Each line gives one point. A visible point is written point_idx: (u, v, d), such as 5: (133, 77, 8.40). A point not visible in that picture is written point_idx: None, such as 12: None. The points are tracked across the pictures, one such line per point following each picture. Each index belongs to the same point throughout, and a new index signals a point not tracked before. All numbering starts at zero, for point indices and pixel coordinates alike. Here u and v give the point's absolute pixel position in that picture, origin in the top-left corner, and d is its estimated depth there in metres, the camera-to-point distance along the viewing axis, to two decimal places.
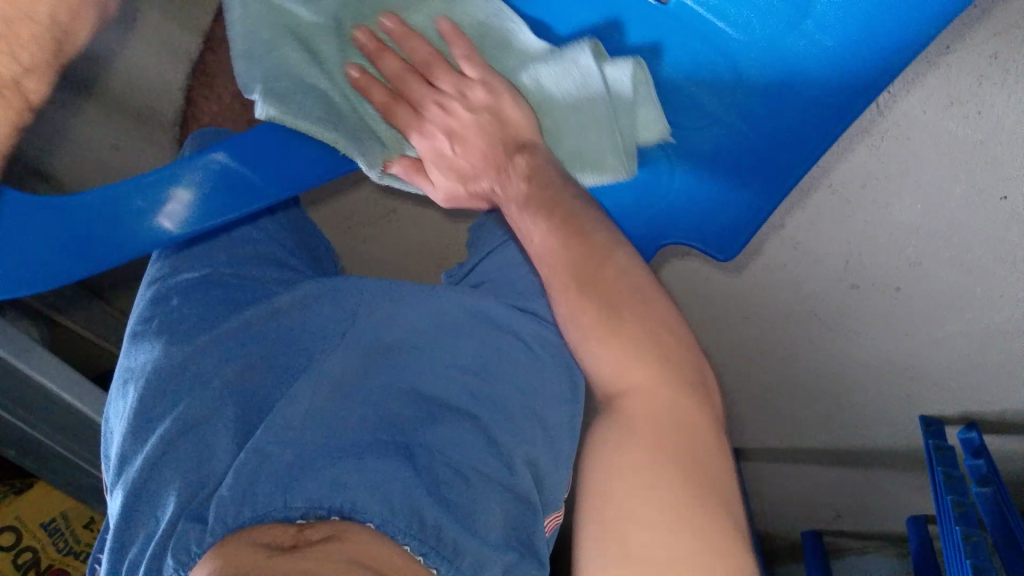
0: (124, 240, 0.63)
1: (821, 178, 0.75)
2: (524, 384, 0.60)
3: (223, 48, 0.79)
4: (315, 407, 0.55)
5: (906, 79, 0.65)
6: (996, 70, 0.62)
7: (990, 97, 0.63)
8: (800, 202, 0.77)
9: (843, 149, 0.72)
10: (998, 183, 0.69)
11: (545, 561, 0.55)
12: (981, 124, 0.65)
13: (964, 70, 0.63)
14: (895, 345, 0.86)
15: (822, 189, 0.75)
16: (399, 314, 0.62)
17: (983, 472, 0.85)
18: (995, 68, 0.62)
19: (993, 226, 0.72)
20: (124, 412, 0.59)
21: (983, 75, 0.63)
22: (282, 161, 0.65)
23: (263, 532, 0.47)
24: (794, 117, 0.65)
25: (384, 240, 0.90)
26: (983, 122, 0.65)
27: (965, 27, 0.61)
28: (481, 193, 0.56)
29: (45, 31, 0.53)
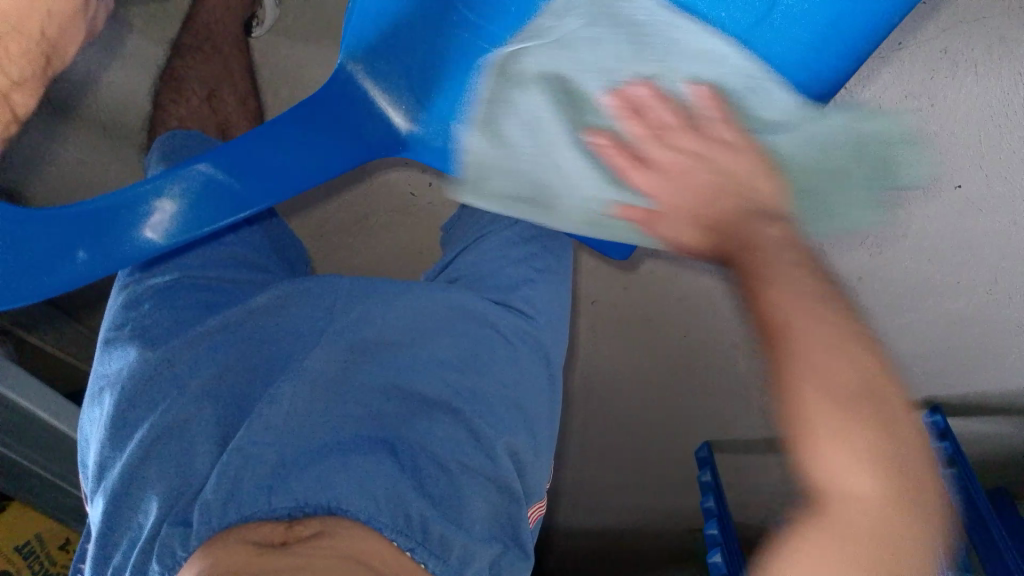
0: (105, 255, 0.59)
1: None
2: (504, 377, 0.61)
3: (191, 54, 0.81)
4: (297, 407, 0.55)
5: (864, 76, 0.67)
6: (947, 65, 0.64)
7: (944, 90, 0.65)
8: None
9: None
10: (952, 174, 0.71)
11: (530, 550, 0.57)
12: (937, 116, 0.67)
13: (916, 64, 0.65)
14: None
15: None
16: (376, 310, 0.62)
17: (948, 453, 0.86)
18: (946, 62, 0.64)
19: (949, 215, 0.74)
20: (101, 420, 0.59)
21: (934, 68, 0.65)
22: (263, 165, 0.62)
23: (254, 530, 0.47)
24: None
25: (361, 247, 0.91)
26: (939, 114, 0.67)
27: (918, 23, 0.63)
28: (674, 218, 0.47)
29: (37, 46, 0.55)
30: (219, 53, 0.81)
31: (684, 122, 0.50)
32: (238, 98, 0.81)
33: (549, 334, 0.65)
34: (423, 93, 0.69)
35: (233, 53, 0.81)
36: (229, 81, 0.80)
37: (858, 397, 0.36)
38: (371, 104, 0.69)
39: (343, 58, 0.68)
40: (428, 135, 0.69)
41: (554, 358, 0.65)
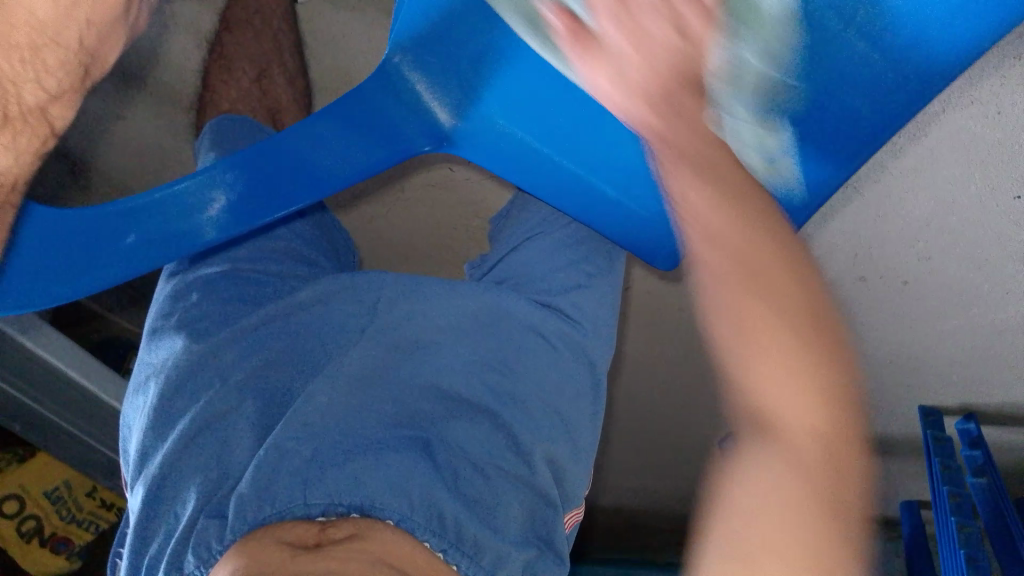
0: (163, 244, 0.60)
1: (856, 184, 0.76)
2: (546, 384, 0.59)
3: (241, 29, 0.78)
4: (335, 403, 0.54)
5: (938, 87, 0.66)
6: (1018, 71, 0.61)
7: (1011, 96, 0.62)
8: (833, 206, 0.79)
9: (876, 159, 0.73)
10: (1011, 183, 0.67)
11: (565, 558, 0.55)
12: (1000, 123, 0.64)
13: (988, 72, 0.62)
14: (898, 334, 0.87)
15: (855, 197, 0.77)
16: (420, 310, 0.61)
17: (979, 462, 0.85)
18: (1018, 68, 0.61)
19: (1006, 226, 0.71)
20: (144, 407, 0.58)
21: (1004, 74, 0.62)
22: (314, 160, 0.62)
23: (288, 530, 0.46)
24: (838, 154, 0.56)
25: (396, 219, 0.88)
26: (1002, 121, 0.64)
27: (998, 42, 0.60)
28: (621, 76, 0.45)
29: (74, 56, 0.56)
30: (269, 29, 0.78)
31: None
32: (287, 77, 0.78)
33: (596, 339, 0.62)
34: (469, 89, 0.65)
35: (283, 30, 0.78)
36: (278, 58, 0.78)
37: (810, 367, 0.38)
38: (418, 99, 0.66)
39: (390, 49, 0.65)
40: (474, 129, 0.65)
41: (601, 369, 0.62)
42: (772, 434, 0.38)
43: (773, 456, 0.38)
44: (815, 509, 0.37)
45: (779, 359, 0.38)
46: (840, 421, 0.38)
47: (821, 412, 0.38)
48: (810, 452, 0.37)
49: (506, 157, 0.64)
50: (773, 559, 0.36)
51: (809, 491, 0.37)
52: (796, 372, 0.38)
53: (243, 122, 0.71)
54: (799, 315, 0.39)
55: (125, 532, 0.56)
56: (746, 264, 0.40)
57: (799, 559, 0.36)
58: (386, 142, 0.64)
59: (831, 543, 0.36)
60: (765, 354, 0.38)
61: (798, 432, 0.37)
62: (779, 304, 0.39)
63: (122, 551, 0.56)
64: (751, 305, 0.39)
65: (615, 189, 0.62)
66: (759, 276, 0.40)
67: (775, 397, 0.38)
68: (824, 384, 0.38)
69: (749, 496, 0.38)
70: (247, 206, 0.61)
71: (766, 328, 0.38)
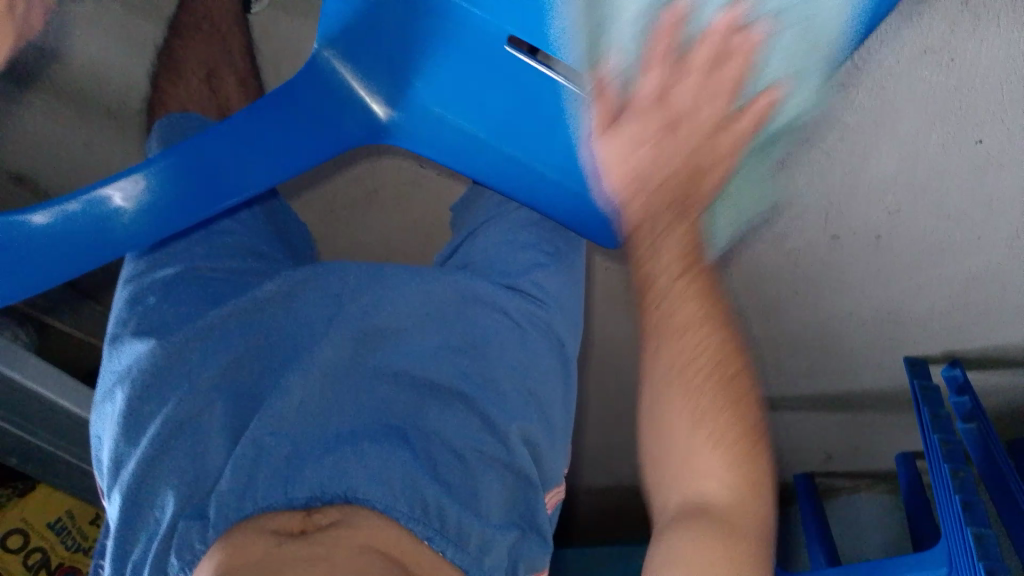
0: (120, 229, 0.63)
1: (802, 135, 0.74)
2: (515, 362, 0.60)
3: (190, 33, 0.80)
4: (308, 397, 0.55)
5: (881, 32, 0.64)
6: (968, 18, 0.61)
7: (963, 43, 0.62)
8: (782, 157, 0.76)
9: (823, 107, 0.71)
10: (973, 128, 0.68)
11: (550, 536, 0.56)
12: (956, 69, 0.64)
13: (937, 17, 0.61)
14: (878, 290, 0.87)
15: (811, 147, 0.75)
16: (386, 298, 0.61)
17: (968, 409, 0.87)
18: (967, 15, 0.60)
19: (971, 170, 0.72)
20: (112, 413, 0.57)
21: (953, 22, 0.61)
22: (255, 149, 0.65)
23: (272, 519, 0.48)
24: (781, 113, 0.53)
25: (370, 219, 0.90)
26: (958, 68, 0.64)
27: None
28: None
29: None
30: (218, 32, 0.80)
31: (712, 62, 0.49)
32: (238, 78, 0.80)
33: (565, 319, 0.63)
34: (402, 79, 0.68)
35: (232, 34, 0.79)
36: (228, 59, 0.80)
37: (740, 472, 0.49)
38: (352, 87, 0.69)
39: (319, 43, 0.67)
40: (408, 119, 0.69)
41: (569, 347, 0.63)
42: (717, 518, 0.48)
43: (718, 536, 0.47)
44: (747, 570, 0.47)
45: (707, 445, 0.50)
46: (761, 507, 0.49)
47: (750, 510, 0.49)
48: (746, 529, 0.48)
49: (440, 141, 0.68)
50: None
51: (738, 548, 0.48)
52: (729, 458, 0.50)
53: (192, 121, 0.72)
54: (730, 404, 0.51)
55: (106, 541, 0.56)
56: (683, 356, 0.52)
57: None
58: (325, 132, 0.68)
59: None
60: (703, 437, 0.50)
61: (736, 518, 0.49)
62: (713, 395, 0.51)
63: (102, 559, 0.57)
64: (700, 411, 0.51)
65: (549, 169, 0.65)
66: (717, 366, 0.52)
67: (719, 490, 0.49)
68: (751, 475, 0.50)
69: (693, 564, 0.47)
70: (200, 194, 0.64)
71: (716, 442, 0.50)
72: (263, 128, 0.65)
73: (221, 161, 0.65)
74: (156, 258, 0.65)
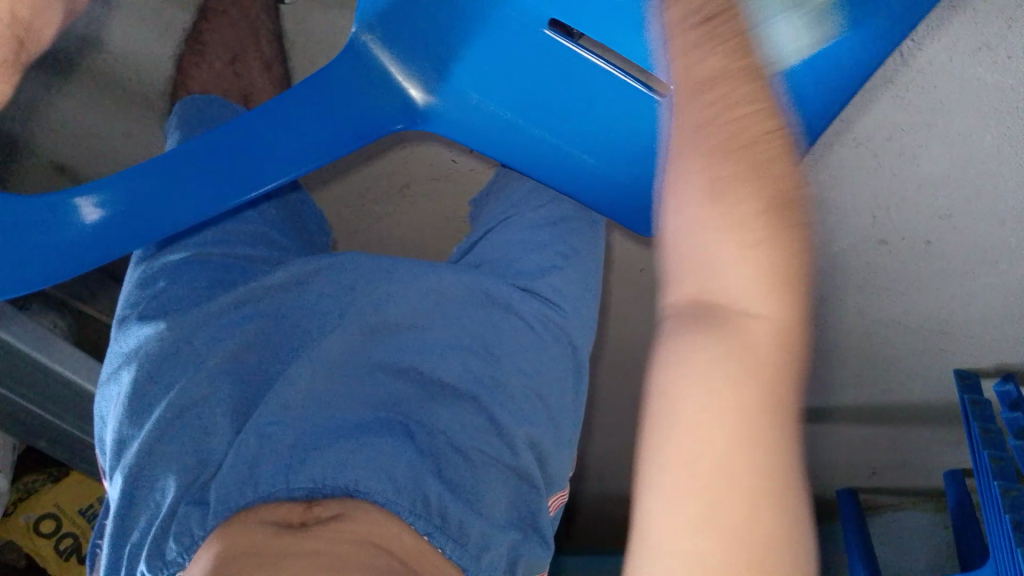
0: (138, 226, 0.61)
1: (846, 131, 0.71)
2: (527, 364, 0.58)
3: (219, 18, 0.81)
4: (315, 388, 0.54)
5: (932, 26, 0.61)
6: None
7: (1021, 38, 0.59)
8: (822, 156, 0.73)
9: (868, 102, 0.68)
10: None
11: (552, 539, 0.54)
12: (1012, 67, 0.61)
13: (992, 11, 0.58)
14: (926, 297, 0.83)
15: (851, 143, 0.72)
16: (398, 291, 0.60)
17: (1022, 425, 0.80)
18: None
19: None
20: (117, 396, 0.57)
21: (1011, 17, 0.58)
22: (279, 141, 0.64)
23: (272, 510, 0.47)
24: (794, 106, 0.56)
25: (400, 215, 0.89)
26: (1014, 65, 0.61)
27: None
28: None
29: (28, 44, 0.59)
30: (246, 16, 0.80)
31: None
32: (263, 62, 0.79)
33: (578, 322, 0.61)
34: (444, 67, 0.66)
35: (258, 18, 0.79)
36: (253, 44, 0.79)
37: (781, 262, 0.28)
38: (389, 76, 0.68)
39: (357, 27, 0.67)
40: (449, 107, 0.67)
41: (581, 347, 0.61)
42: (721, 323, 0.28)
43: (722, 350, 0.28)
44: (768, 436, 0.27)
45: (727, 232, 0.28)
46: (802, 322, 0.29)
47: (784, 309, 0.28)
48: (768, 371, 0.28)
49: (478, 130, 0.67)
50: (726, 497, 0.26)
51: (747, 404, 0.27)
52: (759, 250, 0.28)
53: (213, 104, 0.71)
54: (768, 188, 0.28)
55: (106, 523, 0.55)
56: (726, 121, 0.28)
57: (736, 497, 0.26)
58: (360, 120, 0.66)
59: (773, 493, 0.26)
60: (724, 224, 0.28)
61: (759, 351, 0.28)
62: (749, 173, 0.28)
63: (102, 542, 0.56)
64: (738, 193, 0.28)
65: (587, 154, 0.64)
66: (733, 138, 0.28)
67: (740, 291, 0.28)
68: (782, 268, 0.28)
69: (682, 408, 0.28)
70: (220, 188, 0.62)
71: (744, 222, 0.28)
72: (290, 118, 0.64)
73: (247, 154, 0.63)
74: (168, 248, 0.64)
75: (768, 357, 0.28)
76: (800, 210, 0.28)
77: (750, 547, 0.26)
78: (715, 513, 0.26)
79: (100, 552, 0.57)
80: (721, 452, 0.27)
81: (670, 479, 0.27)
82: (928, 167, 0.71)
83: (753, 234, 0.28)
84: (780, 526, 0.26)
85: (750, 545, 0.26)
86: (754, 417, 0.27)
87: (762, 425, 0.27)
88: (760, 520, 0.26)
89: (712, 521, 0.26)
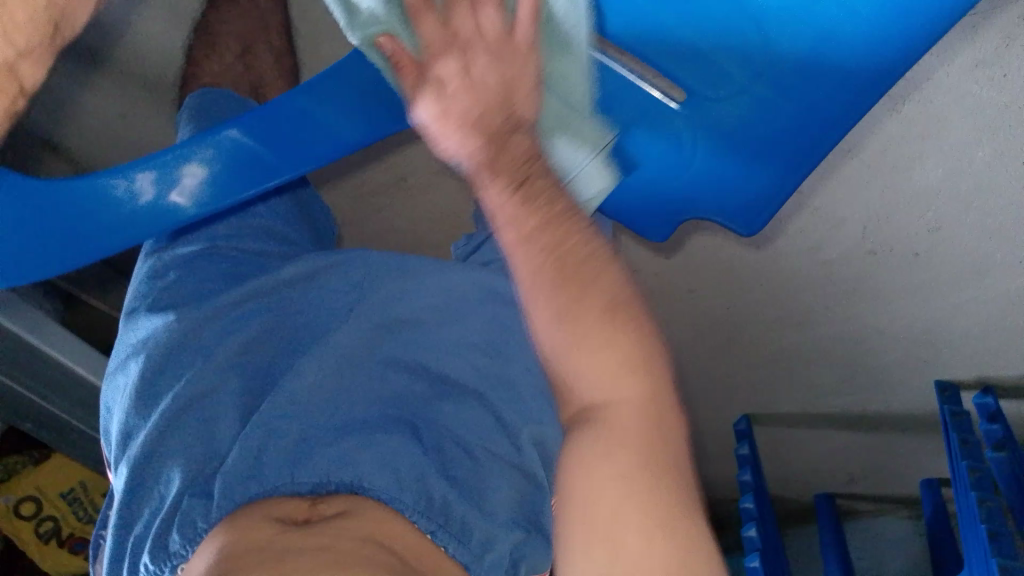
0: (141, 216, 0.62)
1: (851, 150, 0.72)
2: (532, 364, 0.59)
3: (229, 9, 0.80)
4: (321, 382, 0.54)
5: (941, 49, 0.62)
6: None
7: (1016, 57, 0.60)
8: (826, 172, 0.74)
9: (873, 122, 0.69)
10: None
11: (554, 540, 0.53)
12: (1007, 86, 0.62)
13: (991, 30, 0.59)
14: (914, 308, 0.84)
15: (854, 159, 0.72)
16: (406, 291, 0.61)
17: (999, 437, 0.83)
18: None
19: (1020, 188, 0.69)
20: (126, 386, 0.57)
21: (1009, 35, 0.59)
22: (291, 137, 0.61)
23: (276, 506, 0.46)
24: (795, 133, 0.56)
25: (397, 209, 0.89)
26: (1009, 84, 0.62)
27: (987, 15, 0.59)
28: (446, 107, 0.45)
29: None
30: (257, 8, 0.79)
31: None
32: (274, 55, 0.79)
33: None
34: None
35: (268, 9, 0.78)
36: (264, 36, 0.79)
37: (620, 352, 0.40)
38: None
39: None
40: None
41: None
42: (596, 416, 0.40)
43: (600, 434, 0.39)
44: (645, 480, 0.38)
45: (579, 347, 0.40)
46: (647, 394, 0.40)
47: (638, 388, 0.40)
48: (631, 431, 0.39)
49: None
50: (626, 535, 0.38)
51: (625, 461, 0.39)
52: (607, 349, 0.40)
53: (226, 99, 0.71)
54: (600, 304, 0.40)
55: (110, 514, 0.55)
56: (561, 258, 0.41)
57: (632, 533, 0.37)
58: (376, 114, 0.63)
59: (660, 517, 0.38)
60: (587, 344, 0.40)
61: (621, 423, 0.40)
62: (593, 308, 0.40)
63: (105, 534, 0.56)
64: (585, 332, 0.40)
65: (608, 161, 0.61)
66: (568, 270, 0.41)
67: (598, 386, 0.40)
68: (631, 355, 0.40)
69: (580, 479, 0.39)
70: (226, 185, 0.62)
71: (598, 336, 0.40)
72: (302, 114, 0.61)
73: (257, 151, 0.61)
74: (177, 241, 0.65)
75: (631, 424, 0.39)
76: (625, 312, 0.41)
77: (661, 561, 0.37)
78: (621, 548, 0.37)
79: (102, 542, 0.57)
80: (613, 497, 0.38)
81: (581, 529, 0.39)
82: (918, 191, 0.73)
83: (609, 346, 0.40)
84: (674, 539, 0.38)
85: (652, 563, 0.37)
86: (635, 469, 0.39)
87: (638, 475, 0.39)
88: (656, 542, 0.37)
89: (620, 555, 0.37)
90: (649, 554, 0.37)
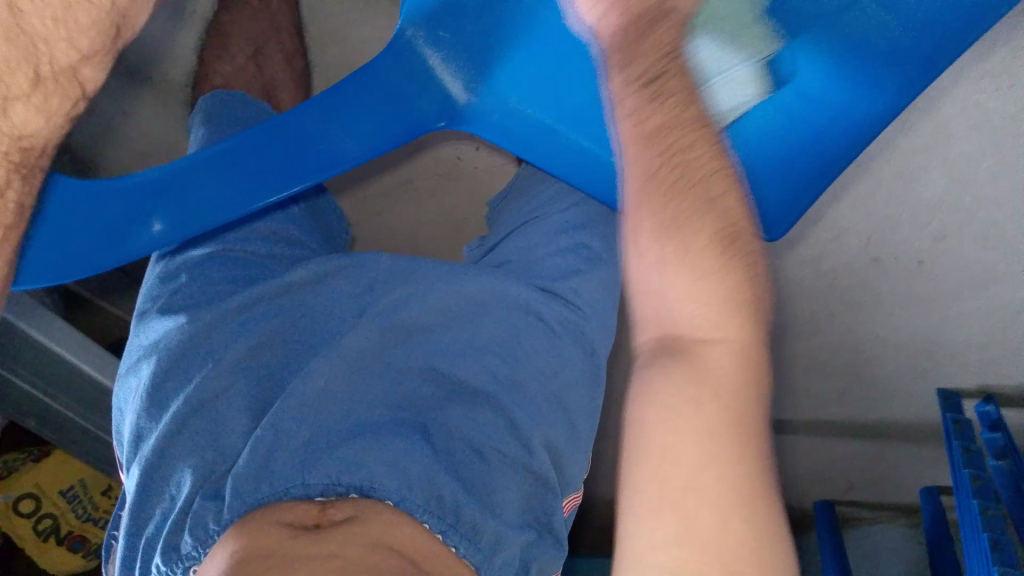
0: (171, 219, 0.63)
1: (863, 163, 0.72)
2: (544, 367, 0.58)
3: (240, 10, 0.79)
4: (329, 386, 0.54)
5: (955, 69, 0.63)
6: None
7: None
8: (842, 186, 0.74)
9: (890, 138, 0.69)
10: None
11: (564, 542, 0.54)
12: (1015, 96, 0.63)
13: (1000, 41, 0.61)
14: (917, 316, 0.84)
15: (866, 173, 0.72)
16: (417, 293, 0.60)
17: (1000, 445, 0.82)
18: None
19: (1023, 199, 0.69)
20: (136, 387, 0.57)
21: (1018, 47, 0.61)
22: (311, 143, 0.64)
23: (287, 510, 0.46)
24: (829, 135, 0.59)
25: (402, 212, 0.89)
26: (1017, 94, 0.63)
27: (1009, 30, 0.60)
28: None
29: None
30: (267, 10, 0.79)
31: None
32: (285, 57, 0.78)
33: (598, 327, 0.62)
34: (484, 66, 0.66)
35: (280, 11, 0.78)
36: (276, 37, 0.78)
37: (716, 286, 0.37)
38: (433, 76, 0.67)
39: (403, 23, 0.66)
40: (486, 106, 0.67)
41: (598, 349, 0.62)
42: (687, 358, 0.37)
43: (685, 388, 0.37)
44: (730, 448, 0.36)
45: (688, 269, 0.37)
46: (752, 345, 0.37)
47: (741, 330, 0.37)
48: (728, 385, 0.37)
49: (513, 134, 0.67)
50: (702, 510, 0.35)
51: (703, 419, 0.36)
52: (709, 280, 0.37)
53: (242, 104, 0.71)
54: (717, 224, 0.38)
55: (120, 515, 0.56)
56: (684, 165, 0.39)
57: (711, 512, 0.35)
58: (402, 121, 0.66)
59: (741, 494, 0.35)
60: (678, 267, 0.37)
61: (718, 368, 0.37)
62: (695, 233, 0.38)
63: (116, 534, 0.56)
64: (689, 250, 0.37)
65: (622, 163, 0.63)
66: (689, 180, 0.38)
67: (691, 314, 0.37)
68: (737, 296, 0.37)
69: (662, 440, 0.37)
70: (254, 187, 0.63)
71: (699, 258, 0.37)
72: (320, 119, 0.64)
73: (280, 155, 0.64)
74: (190, 245, 0.65)
75: (727, 386, 0.37)
76: (738, 237, 0.38)
77: (738, 532, 0.35)
78: (696, 515, 0.35)
79: (113, 545, 0.57)
80: (692, 462, 0.36)
81: (646, 496, 0.36)
82: (926, 204, 0.73)
83: (720, 275, 0.37)
84: (749, 519, 0.35)
85: (725, 541, 0.34)
86: (717, 432, 0.36)
87: (724, 433, 0.36)
88: (732, 524, 0.35)
89: (690, 529, 0.35)
90: (721, 533, 0.34)
